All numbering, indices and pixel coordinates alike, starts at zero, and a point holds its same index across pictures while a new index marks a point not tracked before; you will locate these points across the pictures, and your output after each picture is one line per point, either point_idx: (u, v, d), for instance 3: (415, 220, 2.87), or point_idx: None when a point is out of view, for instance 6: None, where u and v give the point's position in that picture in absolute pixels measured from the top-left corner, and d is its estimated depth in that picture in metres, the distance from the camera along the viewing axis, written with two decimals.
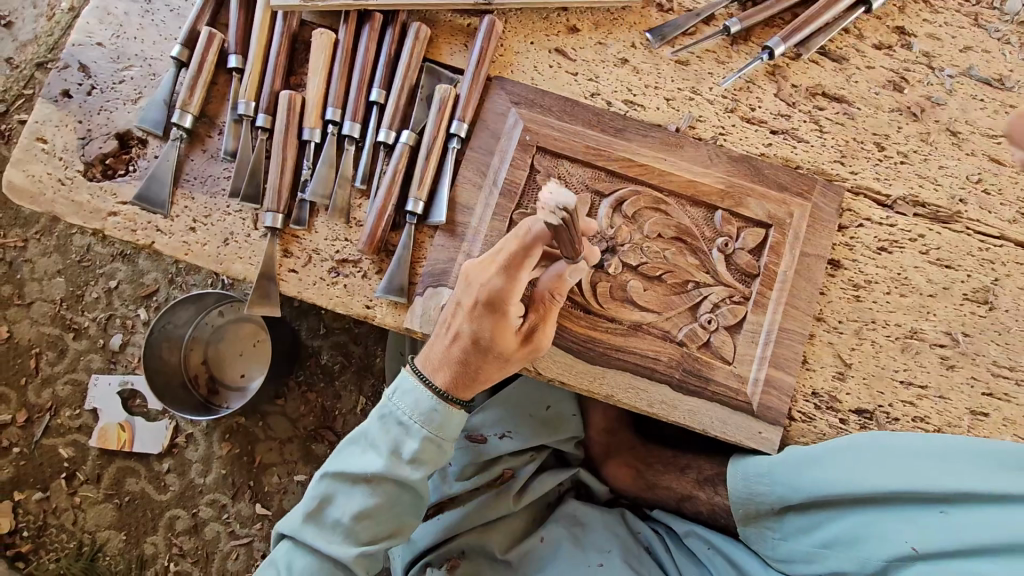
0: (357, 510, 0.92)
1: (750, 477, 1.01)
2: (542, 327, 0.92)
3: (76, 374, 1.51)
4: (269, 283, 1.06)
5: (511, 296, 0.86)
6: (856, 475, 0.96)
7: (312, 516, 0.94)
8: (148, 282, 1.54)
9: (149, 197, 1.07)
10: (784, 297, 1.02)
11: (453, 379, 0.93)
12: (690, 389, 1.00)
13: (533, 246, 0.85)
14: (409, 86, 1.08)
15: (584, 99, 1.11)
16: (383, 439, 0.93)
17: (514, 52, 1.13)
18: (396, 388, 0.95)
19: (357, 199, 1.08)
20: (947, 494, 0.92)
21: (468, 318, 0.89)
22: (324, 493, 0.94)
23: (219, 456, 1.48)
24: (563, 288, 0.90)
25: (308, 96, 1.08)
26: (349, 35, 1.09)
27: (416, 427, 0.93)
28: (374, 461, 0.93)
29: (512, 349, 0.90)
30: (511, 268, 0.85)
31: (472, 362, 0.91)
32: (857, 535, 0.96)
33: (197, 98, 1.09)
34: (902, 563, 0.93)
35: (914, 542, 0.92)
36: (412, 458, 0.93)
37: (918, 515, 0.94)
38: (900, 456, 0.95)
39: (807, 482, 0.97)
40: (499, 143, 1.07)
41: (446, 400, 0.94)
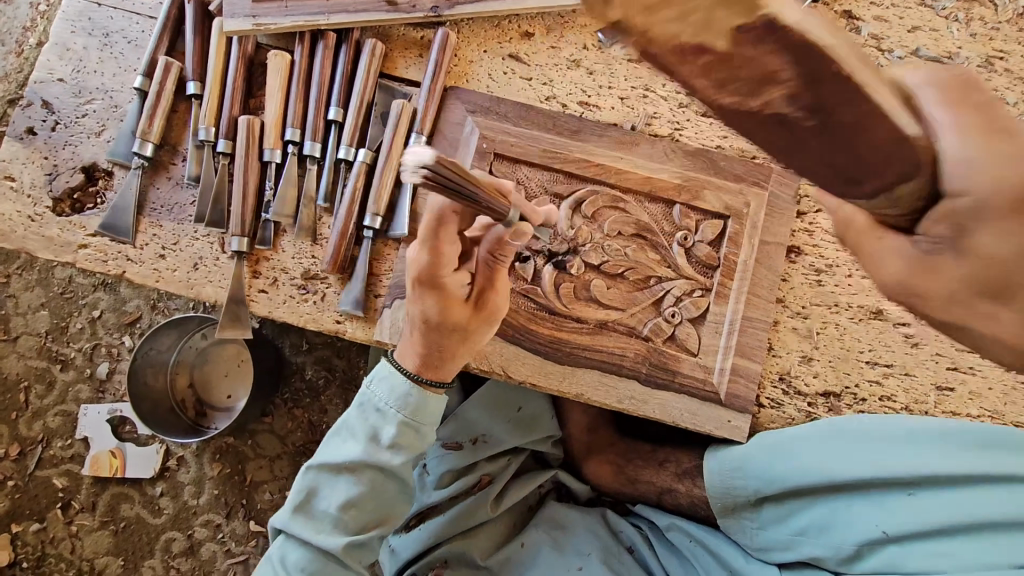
0: (343, 500, 0.93)
1: (723, 472, 1.04)
2: (490, 289, 0.91)
3: (65, 406, 1.53)
4: (239, 306, 1.08)
5: (442, 267, 0.86)
6: (823, 464, 0.98)
7: (299, 509, 0.94)
8: (131, 309, 1.57)
9: (114, 226, 1.08)
10: (746, 287, 1.04)
11: (422, 361, 0.94)
12: (658, 383, 1.02)
13: (432, 218, 0.83)
14: (366, 103, 1.10)
15: (541, 104, 1.12)
16: (362, 427, 0.94)
17: (468, 62, 1.14)
18: (373, 378, 0.96)
19: (321, 216, 1.10)
20: (913, 479, 0.95)
21: (415, 299, 0.90)
22: (309, 486, 0.95)
23: (211, 476, 1.50)
24: (506, 250, 0.87)
25: (266, 119, 1.09)
26: (304, 55, 1.11)
27: (394, 412, 0.94)
28: (354, 449, 0.93)
29: (465, 317, 0.91)
30: (426, 242, 0.85)
31: (432, 340, 0.92)
32: (831, 522, 0.99)
33: (157, 127, 1.10)
34: (875, 546, 0.95)
35: (884, 526, 0.95)
36: (391, 443, 0.94)
37: (888, 500, 0.96)
38: (867, 443, 0.98)
39: (777, 472, 1.00)
40: (458, 153, 1.09)
41: (419, 381, 0.94)
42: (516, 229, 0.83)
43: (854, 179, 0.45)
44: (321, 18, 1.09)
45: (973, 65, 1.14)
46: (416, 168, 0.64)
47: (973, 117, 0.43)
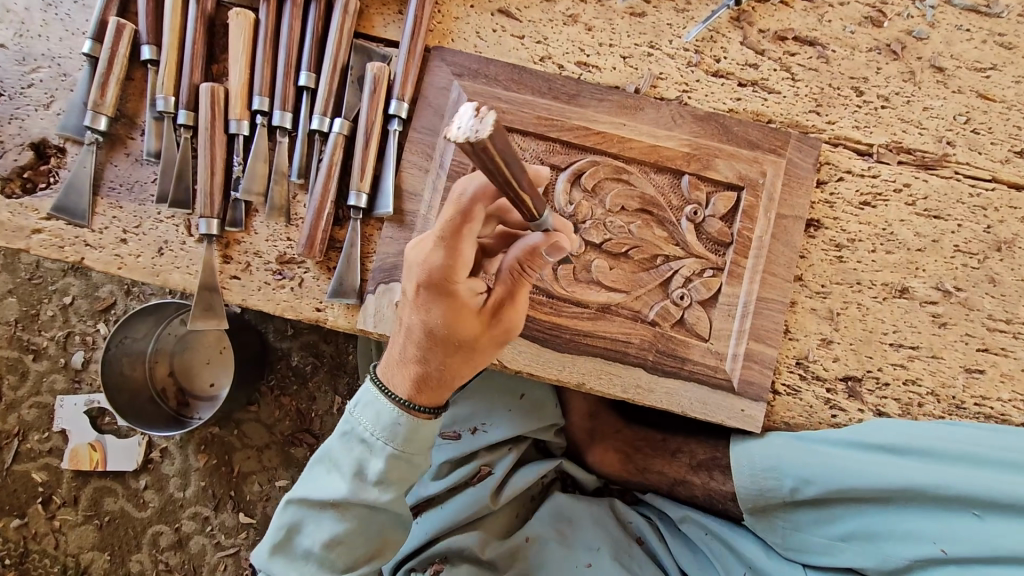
0: (326, 539, 0.86)
1: (756, 472, 0.95)
2: (508, 305, 0.81)
3: (41, 397, 1.46)
4: (211, 295, 0.99)
5: (457, 274, 0.76)
6: (880, 472, 0.91)
7: (280, 547, 0.87)
8: (104, 295, 1.48)
9: (69, 207, 0.99)
10: (761, 265, 0.95)
11: (416, 382, 0.84)
12: (666, 371, 0.94)
13: (463, 208, 0.72)
14: (340, 67, 0.99)
15: (534, 65, 1.02)
16: (348, 460, 0.86)
17: (452, 18, 1.03)
18: (357, 403, 0.87)
19: (295, 194, 1.00)
20: (981, 499, 0.88)
21: (416, 309, 0.79)
22: (292, 521, 0.88)
23: (197, 468, 1.44)
24: (534, 262, 0.78)
25: (231, 86, 0.98)
26: (270, 12, 0.99)
27: (382, 444, 0.85)
28: (339, 485, 0.85)
29: (475, 334, 0.80)
30: (445, 242, 0.74)
31: (431, 358, 0.82)
32: (878, 531, 0.92)
33: (111, 97, 0.99)
34: (928, 563, 0.90)
35: (942, 544, 0.89)
36: (378, 479, 0.85)
37: (946, 516, 0.90)
38: (927, 454, 0.91)
39: (825, 476, 0.92)
40: (444, 122, 0.99)
41: (410, 408, 0.85)
42: (551, 237, 0.76)
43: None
44: None
45: (1014, 14, 1.03)
46: (480, 131, 0.53)
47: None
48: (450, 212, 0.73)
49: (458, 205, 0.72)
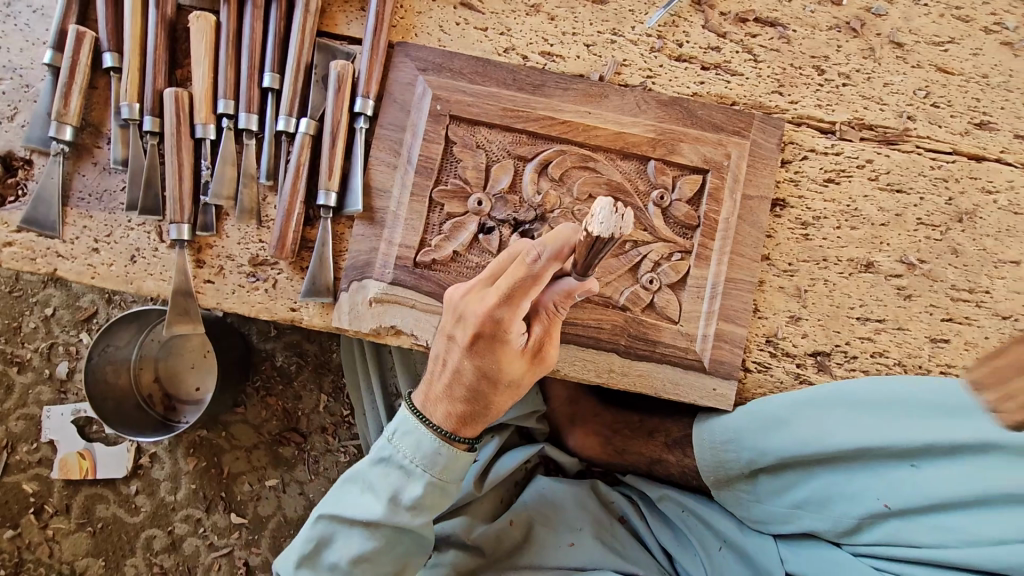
0: (354, 555, 0.87)
1: (715, 446, 0.98)
2: (548, 340, 0.83)
3: (27, 409, 1.46)
4: (186, 300, 0.99)
5: (513, 325, 0.76)
6: (822, 435, 0.91)
7: (307, 560, 0.89)
8: (86, 304, 1.48)
9: (38, 219, 0.99)
10: (727, 246, 0.96)
11: (459, 418, 0.85)
12: (638, 354, 0.95)
13: (534, 270, 0.70)
14: (304, 66, 0.99)
15: (498, 56, 1.02)
16: (384, 485, 0.87)
17: (415, 12, 1.03)
18: (395, 429, 0.88)
19: (265, 195, 1.01)
20: (919, 449, 0.88)
21: (468, 355, 0.79)
22: (321, 536, 0.89)
23: (187, 471, 1.45)
24: (570, 302, 0.81)
25: (195, 91, 0.98)
26: (230, 14, 0.99)
27: (420, 471, 0.87)
28: (373, 506, 0.87)
29: (522, 373, 0.82)
30: (506, 297, 0.73)
31: (479, 397, 0.83)
32: (830, 495, 0.93)
33: (75, 106, 0.99)
34: (877, 520, 0.90)
35: (887, 499, 0.89)
36: (413, 504, 0.87)
37: (890, 470, 0.90)
38: (865, 409, 0.91)
39: (770, 444, 0.94)
40: (410, 117, 0.99)
41: (453, 439, 0.87)
42: (585, 284, 0.78)
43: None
44: None
45: None
46: (623, 225, 0.62)
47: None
48: (516, 271, 0.72)
49: (527, 266, 0.71)
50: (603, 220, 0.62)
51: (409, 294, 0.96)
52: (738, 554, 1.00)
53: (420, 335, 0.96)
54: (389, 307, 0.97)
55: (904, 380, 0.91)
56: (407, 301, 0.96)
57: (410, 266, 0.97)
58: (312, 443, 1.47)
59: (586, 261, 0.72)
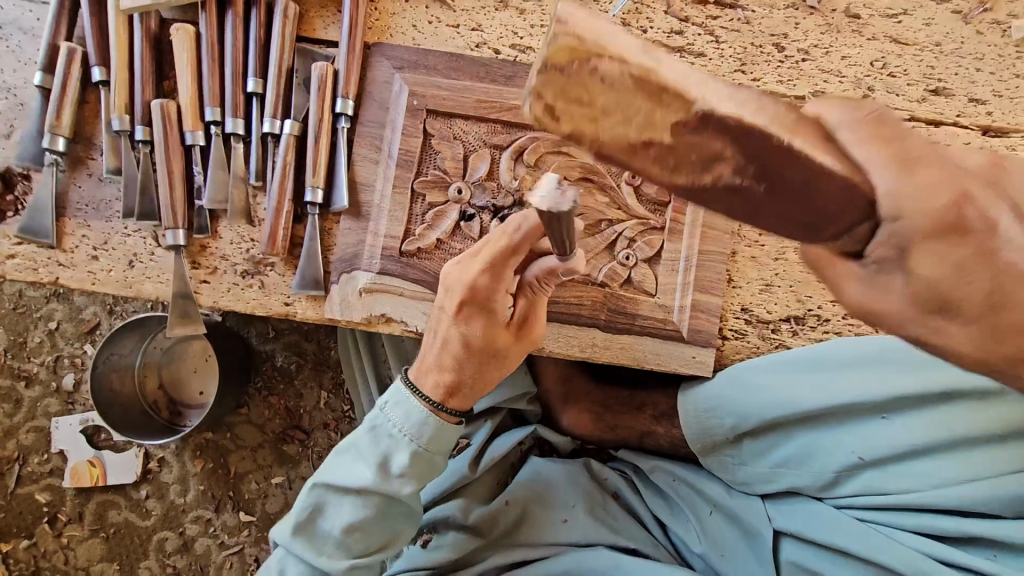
0: (347, 523, 0.90)
1: (699, 412, 1.03)
2: (534, 315, 0.88)
3: (36, 421, 1.51)
4: (185, 301, 1.03)
5: (497, 293, 0.81)
6: (795, 395, 0.96)
7: (302, 529, 0.91)
8: (88, 316, 1.53)
9: (33, 228, 1.03)
10: (699, 220, 1.01)
11: (448, 388, 0.89)
12: (618, 328, 0.99)
13: (515, 240, 0.77)
14: (285, 71, 1.04)
15: (471, 51, 1.06)
16: (372, 452, 0.90)
17: (389, 14, 1.07)
18: (388, 400, 0.92)
19: (254, 195, 1.05)
20: (887, 401, 0.91)
21: (454, 322, 0.84)
22: (315, 504, 0.92)
23: (195, 473, 1.49)
24: (553, 281, 0.81)
25: (182, 101, 1.03)
26: (211, 25, 1.03)
27: (407, 440, 0.90)
28: (363, 474, 0.89)
29: (507, 343, 0.87)
30: (491, 264, 0.79)
31: (466, 366, 0.87)
32: (808, 452, 0.97)
33: (67, 119, 1.04)
34: (851, 472, 0.94)
35: (860, 452, 0.93)
36: (402, 472, 0.90)
37: (861, 423, 0.94)
38: (838, 367, 0.95)
39: (747, 408, 0.99)
40: (389, 114, 1.03)
41: (440, 409, 0.90)
42: (568, 265, 0.76)
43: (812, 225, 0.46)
44: None
45: None
46: (561, 205, 0.59)
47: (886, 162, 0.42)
48: (496, 242, 0.78)
49: (507, 237, 0.77)
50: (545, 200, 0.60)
51: (397, 282, 1.01)
52: (726, 517, 1.04)
53: (409, 321, 1.00)
54: (378, 296, 1.01)
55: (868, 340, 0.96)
56: (395, 289, 1.01)
57: (396, 255, 1.01)
58: (315, 439, 1.51)
59: (561, 243, 0.69)
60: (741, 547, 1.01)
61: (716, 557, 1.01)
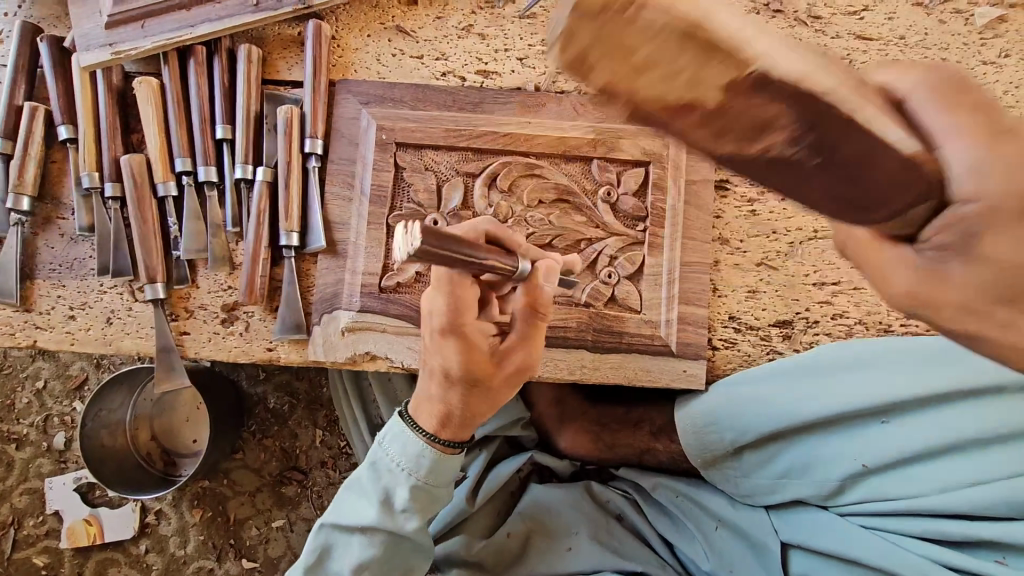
0: (356, 562, 0.88)
1: (698, 427, 1.01)
2: (520, 343, 0.84)
3: (30, 483, 1.48)
4: (171, 354, 1.01)
5: (466, 316, 0.80)
6: (789, 403, 0.95)
7: (312, 570, 0.89)
8: (76, 372, 1.51)
9: None
10: (678, 231, 1.00)
11: (439, 420, 0.86)
12: (607, 347, 0.98)
13: (469, 260, 0.79)
14: (253, 117, 1.03)
15: (436, 81, 1.06)
16: (374, 489, 0.88)
17: (352, 50, 1.07)
18: (384, 434, 0.90)
19: (234, 243, 1.04)
20: (886, 407, 0.90)
21: (431, 350, 0.82)
22: (322, 546, 0.89)
23: (194, 523, 1.47)
24: (536, 305, 0.80)
25: (150, 152, 1.02)
26: (174, 75, 1.03)
27: (405, 474, 0.87)
28: (367, 513, 0.87)
29: (490, 372, 0.82)
30: (452, 285, 0.78)
31: (455, 399, 0.83)
32: (811, 461, 0.95)
33: (30, 177, 1.03)
34: (856, 480, 0.92)
35: (863, 459, 0.91)
36: (405, 508, 0.88)
37: (862, 430, 0.92)
38: (834, 373, 0.93)
39: (746, 419, 0.97)
40: (358, 150, 1.03)
41: (435, 442, 0.87)
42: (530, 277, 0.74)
43: (864, 208, 0.42)
44: (184, 32, 1.01)
45: None
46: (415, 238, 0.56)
47: (975, 121, 0.40)
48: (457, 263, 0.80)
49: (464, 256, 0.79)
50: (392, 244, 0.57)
51: (379, 319, 0.99)
52: (732, 530, 1.02)
53: (394, 357, 0.99)
54: (362, 334, 0.99)
55: (859, 345, 0.94)
56: (379, 326, 0.99)
57: (376, 292, 1.00)
58: (313, 479, 1.48)
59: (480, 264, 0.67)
60: (750, 561, 0.99)
61: (724, 573, 0.98)
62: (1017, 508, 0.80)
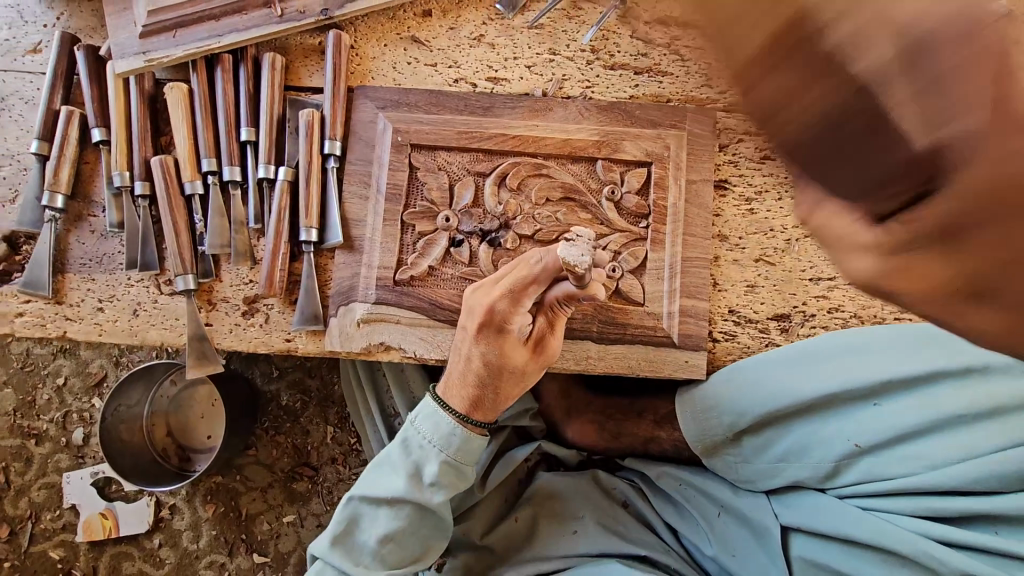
0: (382, 533, 0.92)
1: (698, 413, 1.05)
2: (550, 333, 0.89)
3: (48, 478, 1.52)
4: (206, 342, 1.07)
5: (514, 315, 0.84)
6: (789, 385, 0.98)
7: (339, 539, 0.94)
8: (95, 370, 1.56)
9: (32, 281, 1.07)
10: (679, 228, 1.05)
11: (471, 403, 0.90)
12: (612, 338, 1.02)
13: (536, 271, 0.82)
14: (276, 120, 1.09)
15: (449, 87, 1.12)
16: (405, 463, 0.92)
17: (370, 58, 1.13)
18: (417, 413, 0.94)
19: (255, 239, 1.09)
20: (877, 387, 0.95)
21: (473, 342, 0.86)
22: (350, 516, 0.94)
23: (207, 518, 1.50)
24: (574, 303, 0.84)
25: (179, 153, 1.08)
26: (202, 81, 1.09)
27: (436, 450, 0.91)
28: (397, 484, 0.91)
29: (523, 362, 0.87)
30: (512, 291, 0.82)
31: (488, 384, 0.88)
32: (807, 444, 0.99)
33: (66, 176, 1.09)
34: (850, 460, 0.96)
35: (857, 439, 0.95)
36: (433, 482, 0.91)
37: (855, 412, 0.96)
38: (826, 357, 0.98)
39: (744, 403, 1.01)
40: (375, 151, 1.08)
41: (469, 423, 0.91)
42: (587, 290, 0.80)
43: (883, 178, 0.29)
44: (213, 41, 1.08)
45: None
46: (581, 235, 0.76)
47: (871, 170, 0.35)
48: (519, 270, 0.83)
49: (529, 267, 0.82)
50: (564, 258, 0.74)
51: (394, 310, 1.04)
52: (736, 518, 1.05)
53: (407, 347, 1.03)
54: (377, 325, 1.04)
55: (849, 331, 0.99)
56: (393, 317, 1.04)
57: (391, 285, 1.04)
58: (323, 475, 1.52)
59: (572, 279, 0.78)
60: (751, 544, 1.02)
61: (726, 557, 1.03)
62: (1004, 480, 0.85)
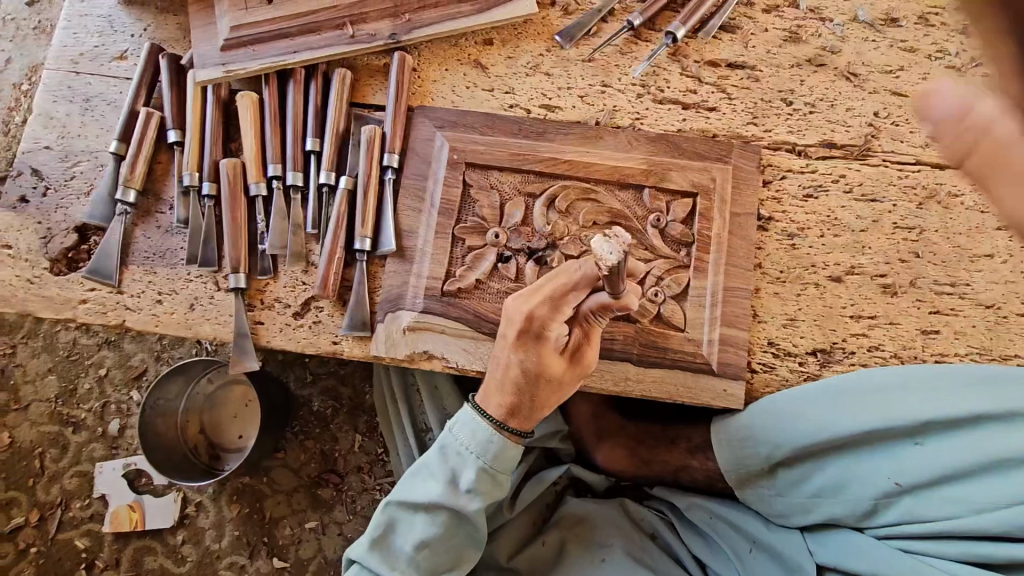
0: (418, 539, 0.93)
1: (734, 442, 1.05)
2: (587, 344, 0.90)
3: (81, 466, 1.55)
4: (247, 338, 1.10)
5: (553, 322, 0.86)
6: (831, 419, 0.98)
7: (376, 543, 0.95)
8: (136, 363, 1.61)
9: (99, 270, 1.12)
10: (722, 258, 1.07)
11: (508, 410, 0.91)
12: (651, 361, 1.04)
13: (577, 277, 0.85)
14: (340, 133, 1.15)
15: (504, 111, 1.17)
16: (442, 470, 0.93)
17: (431, 81, 1.19)
18: (455, 421, 0.95)
19: (310, 244, 1.14)
20: (919, 426, 0.95)
21: (513, 349, 0.88)
22: (387, 521, 0.95)
23: (231, 518, 1.51)
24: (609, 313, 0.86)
25: (246, 157, 1.14)
26: (273, 94, 1.16)
27: (473, 457, 0.93)
28: (433, 490, 0.93)
29: (561, 370, 0.89)
30: (552, 297, 0.85)
31: (526, 391, 0.89)
32: (845, 480, 0.99)
33: (139, 173, 1.16)
34: (889, 499, 0.96)
35: (897, 478, 0.95)
36: (469, 489, 0.93)
37: (896, 451, 0.96)
38: (869, 393, 0.98)
39: (782, 435, 1.01)
40: (431, 167, 1.13)
41: (506, 430, 0.92)
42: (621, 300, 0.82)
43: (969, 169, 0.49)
44: (287, 57, 1.15)
45: (911, 22, 1.18)
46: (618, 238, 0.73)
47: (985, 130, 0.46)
48: (559, 278, 0.86)
49: (569, 274, 0.85)
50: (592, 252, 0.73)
51: (439, 320, 1.07)
52: (768, 554, 1.04)
53: (451, 357, 1.06)
54: (422, 334, 1.07)
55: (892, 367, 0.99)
56: (438, 326, 1.07)
57: (438, 295, 1.08)
58: (348, 483, 1.53)
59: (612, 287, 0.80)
60: None
61: None
62: None
